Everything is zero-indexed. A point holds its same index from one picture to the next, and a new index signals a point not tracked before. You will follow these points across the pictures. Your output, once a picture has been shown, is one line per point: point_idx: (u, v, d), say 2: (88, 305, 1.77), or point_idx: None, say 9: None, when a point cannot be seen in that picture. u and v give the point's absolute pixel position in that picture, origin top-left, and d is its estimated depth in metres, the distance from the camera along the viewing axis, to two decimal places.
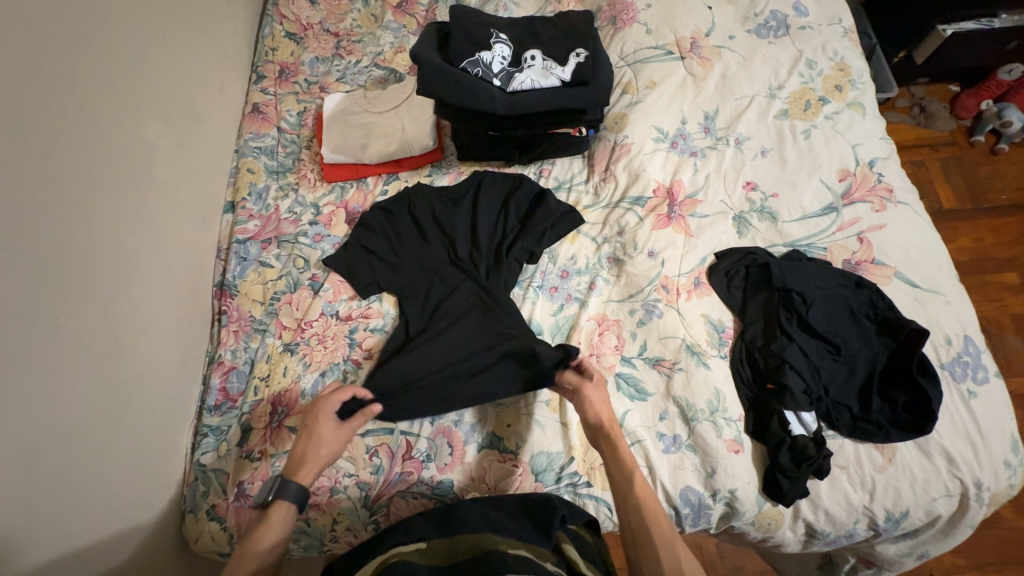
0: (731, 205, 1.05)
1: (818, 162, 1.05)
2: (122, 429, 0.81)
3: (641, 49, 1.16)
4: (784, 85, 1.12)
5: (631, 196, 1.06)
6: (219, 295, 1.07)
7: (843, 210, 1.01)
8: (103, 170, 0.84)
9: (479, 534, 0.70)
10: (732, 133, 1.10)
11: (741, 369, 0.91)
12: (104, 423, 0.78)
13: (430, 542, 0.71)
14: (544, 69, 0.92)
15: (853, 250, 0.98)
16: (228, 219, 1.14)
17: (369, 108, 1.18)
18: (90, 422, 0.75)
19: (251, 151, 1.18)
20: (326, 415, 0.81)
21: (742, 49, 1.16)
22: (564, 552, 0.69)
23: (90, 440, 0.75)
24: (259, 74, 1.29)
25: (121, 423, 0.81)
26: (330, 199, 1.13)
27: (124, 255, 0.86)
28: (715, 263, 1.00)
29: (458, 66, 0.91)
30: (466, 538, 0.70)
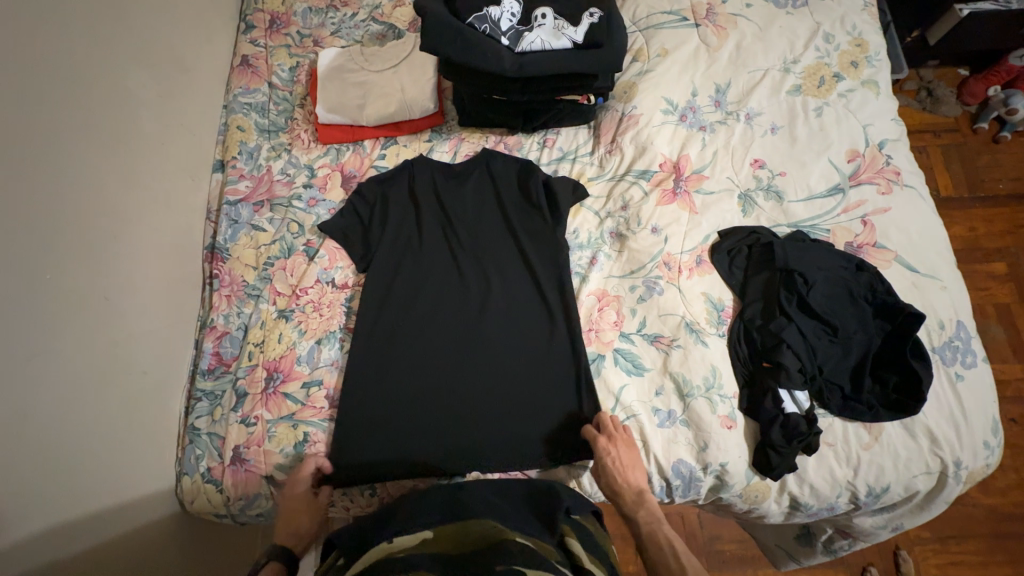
0: (737, 183, 1.03)
1: (828, 141, 1.03)
2: (115, 395, 0.80)
3: (654, 14, 1.11)
4: (800, 59, 1.08)
5: (637, 169, 1.04)
6: (210, 259, 1.03)
7: (849, 191, 1.00)
8: (86, 123, 0.80)
9: (488, 522, 0.69)
10: (743, 108, 1.07)
11: (738, 347, 0.91)
12: (96, 389, 0.77)
13: (436, 531, 0.69)
14: (555, 29, 0.86)
15: (855, 233, 0.97)
16: (217, 179, 1.08)
17: (367, 66, 1.12)
18: (80, 386, 0.74)
19: (240, 107, 1.11)
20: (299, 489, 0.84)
21: (759, 18, 1.10)
22: (568, 548, 0.69)
23: (80, 404, 0.74)
24: (248, 23, 1.20)
25: (113, 388, 0.80)
26: (325, 161, 1.08)
27: (108, 214, 0.82)
28: (717, 242, 0.99)
29: (465, 22, 0.85)
30: (472, 526, 0.69)
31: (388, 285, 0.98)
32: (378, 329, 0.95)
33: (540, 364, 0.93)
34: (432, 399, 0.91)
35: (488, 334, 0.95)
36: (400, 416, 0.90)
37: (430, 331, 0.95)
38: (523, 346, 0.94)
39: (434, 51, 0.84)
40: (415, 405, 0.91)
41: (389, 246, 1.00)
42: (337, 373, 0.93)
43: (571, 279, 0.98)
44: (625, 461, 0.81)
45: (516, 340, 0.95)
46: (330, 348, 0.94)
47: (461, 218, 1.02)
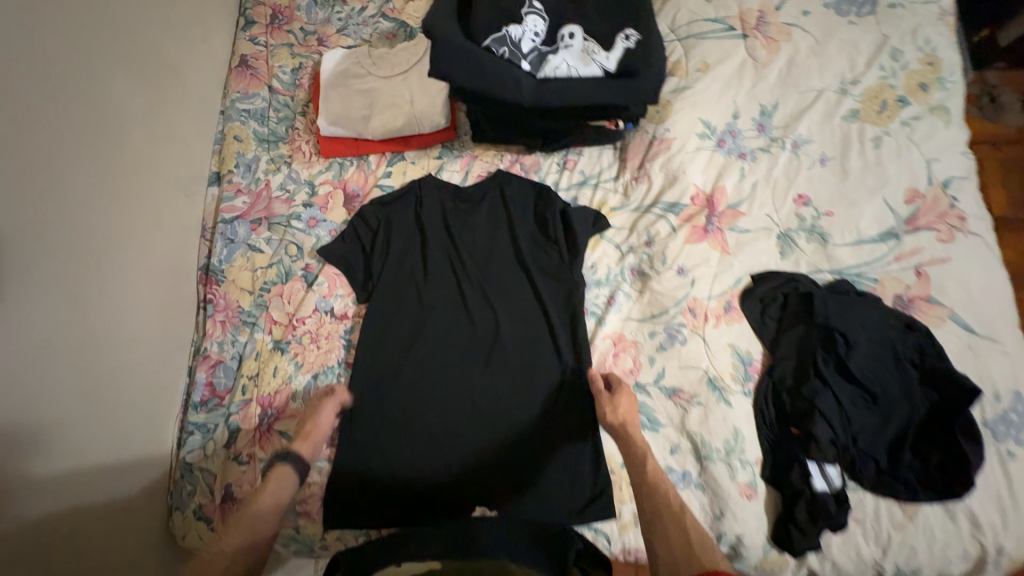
0: (777, 221, 0.93)
1: (885, 177, 0.91)
2: (104, 432, 0.76)
3: (696, 21, 0.98)
4: (860, 79, 0.95)
5: (665, 201, 0.94)
6: (204, 281, 0.96)
7: (904, 237, 0.89)
8: (65, 145, 0.73)
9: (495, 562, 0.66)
10: (790, 135, 0.95)
11: (765, 409, 0.83)
12: (84, 428, 0.73)
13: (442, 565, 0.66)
14: (584, 52, 0.76)
15: (907, 284, 0.87)
16: (214, 193, 1.01)
17: (374, 71, 1.03)
18: (65, 427, 0.70)
19: (238, 114, 1.03)
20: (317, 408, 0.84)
21: (816, 29, 0.97)
22: None
23: (66, 446, 0.70)
24: (248, 19, 1.11)
25: (102, 425, 0.76)
26: (327, 177, 1.01)
27: (93, 239, 0.76)
28: (750, 286, 0.90)
29: (482, 45, 0.74)
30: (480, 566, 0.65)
31: (389, 317, 0.92)
32: (377, 366, 0.90)
33: (549, 416, 0.87)
34: (434, 447, 0.86)
35: (494, 380, 0.89)
36: (396, 463, 0.85)
37: (433, 373, 0.89)
38: (531, 396, 0.88)
39: (444, 76, 0.73)
40: (413, 454, 0.86)
41: (390, 276, 0.93)
42: None
43: (581, 326, 0.90)
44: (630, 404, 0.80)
45: (525, 389, 0.88)
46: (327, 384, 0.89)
47: (467, 248, 0.95)
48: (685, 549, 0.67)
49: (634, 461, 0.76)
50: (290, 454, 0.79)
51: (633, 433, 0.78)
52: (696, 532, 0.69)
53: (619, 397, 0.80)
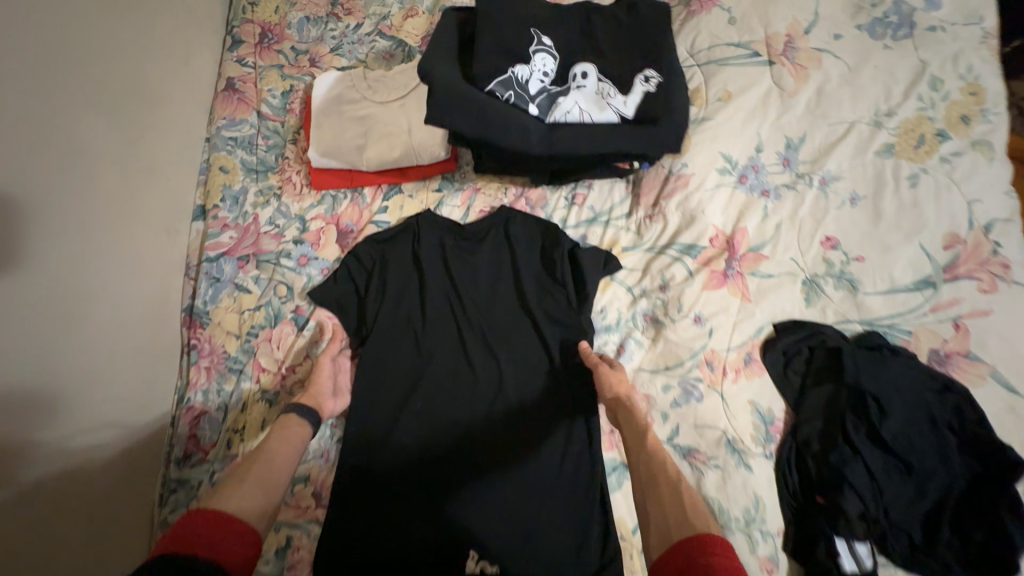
0: (803, 265, 0.86)
1: (922, 219, 0.84)
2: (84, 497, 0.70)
3: (718, 44, 0.91)
4: (896, 111, 0.87)
5: (681, 242, 0.88)
6: (188, 324, 0.90)
7: (942, 285, 0.82)
8: (27, 190, 0.66)
9: None
10: (818, 170, 0.88)
11: (788, 473, 0.77)
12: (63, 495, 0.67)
13: None
14: (597, 95, 0.70)
15: (943, 338, 0.80)
16: (198, 228, 0.94)
17: (370, 95, 0.96)
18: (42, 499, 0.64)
19: (224, 143, 0.97)
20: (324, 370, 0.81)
21: (849, 55, 0.90)
22: None
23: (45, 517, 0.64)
24: (235, 37, 1.04)
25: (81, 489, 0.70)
26: (319, 211, 0.94)
27: (65, 290, 0.71)
28: (773, 336, 0.84)
29: (485, 89, 0.68)
30: None
31: (382, 364, 0.85)
32: (369, 420, 0.82)
33: (557, 476, 0.79)
34: (419, 514, 0.76)
35: (497, 437, 0.81)
36: (362, 532, 0.75)
37: (430, 429, 0.82)
38: (535, 453, 0.80)
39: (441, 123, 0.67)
40: (406, 532, 0.75)
41: (382, 320, 0.86)
42: (326, 466, 0.82)
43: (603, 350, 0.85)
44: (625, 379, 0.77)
45: (530, 447, 0.80)
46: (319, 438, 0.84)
47: (467, 290, 0.88)
48: (678, 510, 0.58)
49: (631, 427, 0.71)
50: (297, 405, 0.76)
51: (631, 404, 0.74)
52: (688, 492, 0.61)
53: (606, 368, 0.77)
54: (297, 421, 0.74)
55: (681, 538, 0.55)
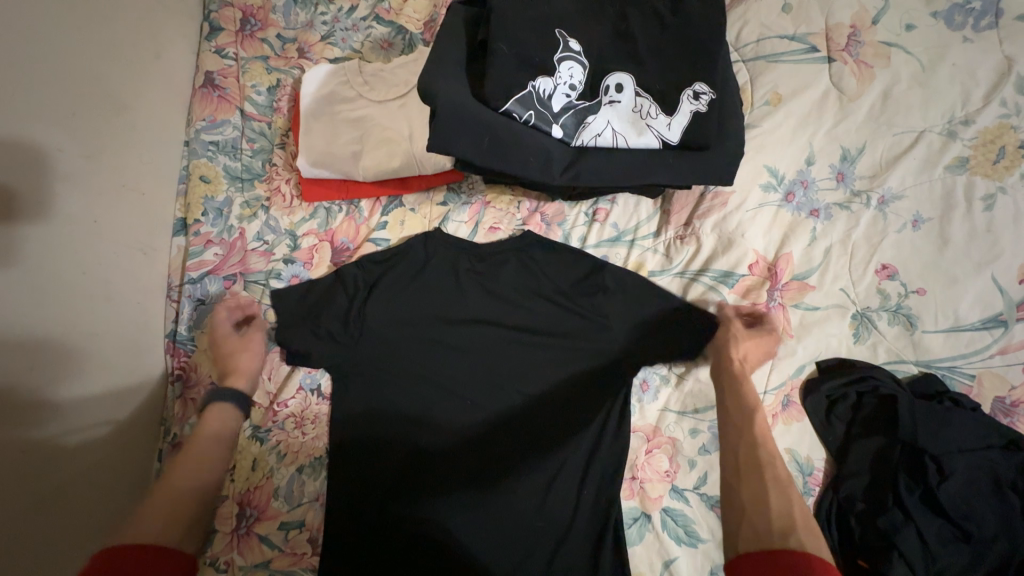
0: (855, 297, 0.76)
1: (997, 248, 0.73)
2: (62, 552, 0.64)
3: (768, 37, 0.79)
4: (974, 119, 0.75)
5: (716, 268, 0.78)
6: (172, 350, 0.82)
7: (1014, 325, 0.72)
8: None
9: None
10: (877, 188, 0.77)
11: (828, 533, 0.70)
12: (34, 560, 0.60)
13: None
14: (633, 113, 0.61)
15: (1011, 385, 0.71)
16: (179, 244, 0.85)
17: (366, 93, 0.84)
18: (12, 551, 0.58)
19: (204, 148, 0.87)
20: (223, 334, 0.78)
21: (922, 50, 0.77)
22: None
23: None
24: (214, 23, 0.91)
25: (52, 550, 0.62)
26: (311, 226, 0.86)
27: (10, 347, 0.60)
28: (816, 376, 0.75)
29: (500, 109, 0.58)
30: None
31: (371, 405, 0.75)
32: (353, 472, 0.72)
33: (571, 535, 0.70)
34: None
35: (502, 491, 0.71)
36: None
37: (424, 482, 0.72)
38: (548, 504, 0.71)
39: (455, 154, 0.58)
40: None
41: (369, 353, 0.76)
42: (321, 511, 0.75)
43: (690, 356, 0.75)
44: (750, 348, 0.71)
45: (542, 499, 0.71)
46: (314, 479, 0.77)
47: (469, 321, 0.78)
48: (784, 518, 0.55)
49: (740, 404, 0.66)
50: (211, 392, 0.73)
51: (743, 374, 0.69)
52: (797, 506, 0.56)
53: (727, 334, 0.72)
54: (229, 416, 0.73)
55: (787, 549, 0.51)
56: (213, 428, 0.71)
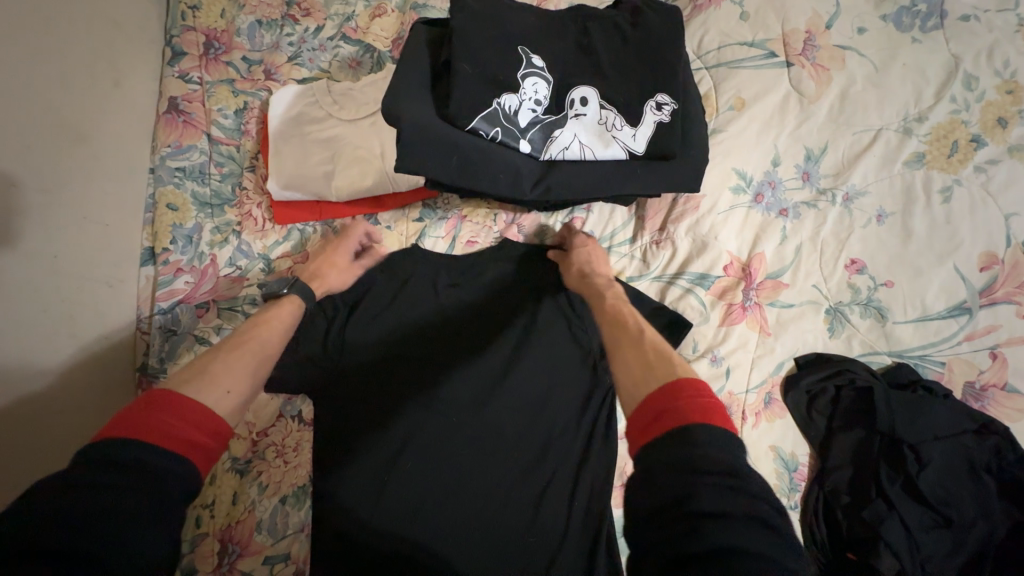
0: (826, 292, 0.78)
1: (957, 239, 0.76)
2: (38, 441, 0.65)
3: (728, 44, 0.82)
4: (927, 115, 0.78)
5: (692, 271, 0.79)
6: (145, 386, 0.79)
7: (978, 312, 0.74)
8: None
9: None
10: (841, 185, 0.79)
11: (815, 526, 0.71)
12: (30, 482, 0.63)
13: None
14: (600, 125, 0.61)
15: (980, 370, 0.74)
16: (148, 274, 0.83)
17: (336, 113, 0.84)
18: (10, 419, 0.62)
19: (170, 175, 0.85)
20: (341, 247, 0.79)
21: (874, 52, 0.80)
22: None
23: None
24: (175, 48, 0.90)
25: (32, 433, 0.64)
26: (286, 249, 0.84)
27: None
28: (795, 372, 0.76)
29: (468, 128, 0.59)
30: None
31: (354, 429, 0.73)
32: (338, 500, 0.70)
33: (564, 549, 0.70)
34: None
35: (492, 509, 0.71)
36: None
37: (412, 502, 0.70)
38: (540, 519, 0.70)
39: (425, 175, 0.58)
40: None
41: (350, 375, 0.75)
42: (307, 542, 0.74)
43: None
44: (595, 254, 0.78)
45: (533, 514, 0.70)
46: (299, 509, 0.75)
47: (452, 335, 0.78)
48: (644, 365, 0.53)
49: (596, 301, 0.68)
50: (295, 283, 0.72)
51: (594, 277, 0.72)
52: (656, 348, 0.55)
53: (592, 249, 0.78)
54: (291, 314, 0.68)
55: (654, 388, 0.49)
56: (273, 313, 0.67)
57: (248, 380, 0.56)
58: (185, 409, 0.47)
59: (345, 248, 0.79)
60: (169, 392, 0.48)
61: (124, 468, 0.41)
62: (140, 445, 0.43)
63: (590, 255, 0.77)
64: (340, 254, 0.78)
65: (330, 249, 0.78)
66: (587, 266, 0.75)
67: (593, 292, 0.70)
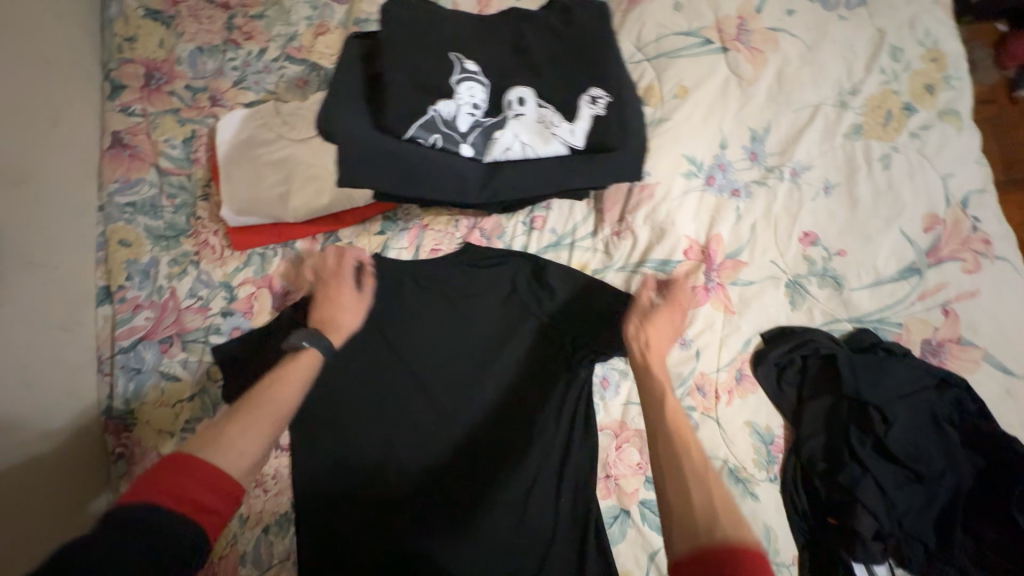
0: (784, 267, 0.80)
1: (900, 203, 0.79)
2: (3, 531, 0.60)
3: (666, 34, 0.84)
4: (860, 88, 0.82)
5: (654, 259, 0.80)
6: (112, 429, 0.76)
7: (927, 271, 0.77)
8: None
9: None
10: (788, 161, 0.82)
11: (797, 497, 0.72)
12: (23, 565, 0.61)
13: None
14: (539, 123, 0.62)
15: (934, 326, 0.76)
16: (105, 314, 0.81)
17: (286, 133, 0.83)
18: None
19: (120, 211, 0.83)
20: (344, 286, 0.74)
21: (804, 32, 0.84)
22: None
23: None
24: (114, 81, 0.88)
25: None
26: (247, 275, 0.83)
27: None
28: (762, 347, 0.78)
29: (404, 136, 0.60)
30: None
31: (332, 450, 0.72)
32: (323, 523, 0.69)
33: (555, 545, 0.70)
34: None
35: (480, 515, 0.70)
36: None
37: (399, 515, 0.70)
38: (529, 518, 0.70)
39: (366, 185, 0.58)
40: None
41: (324, 394, 0.74)
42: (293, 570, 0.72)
43: None
44: (653, 320, 0.68)
45: (521, 515, 0.70)
46: (282, 538, 0.73)
47: (423, 346, 0.77)
48: (706, 505, 0.49)
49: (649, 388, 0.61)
50: (315, 336, 0.65)
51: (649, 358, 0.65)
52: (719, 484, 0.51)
53: (649, 312, 0.69)
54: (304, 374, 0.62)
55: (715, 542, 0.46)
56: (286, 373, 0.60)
57: (266, 438, 0.54)
58: (190, 471, 0.47)
59: (350, 289, 0.74)
60: (184, 455, 0.48)
61: (132, 532, 0.43)
62: (151, 510, 0.44)
63: (643, 321, 0.68)
64: (347, 297, 0.73)
65: (336, 292, 0.73)
66: (645, 336, 0.67)
67: (643, 371, 0.63)
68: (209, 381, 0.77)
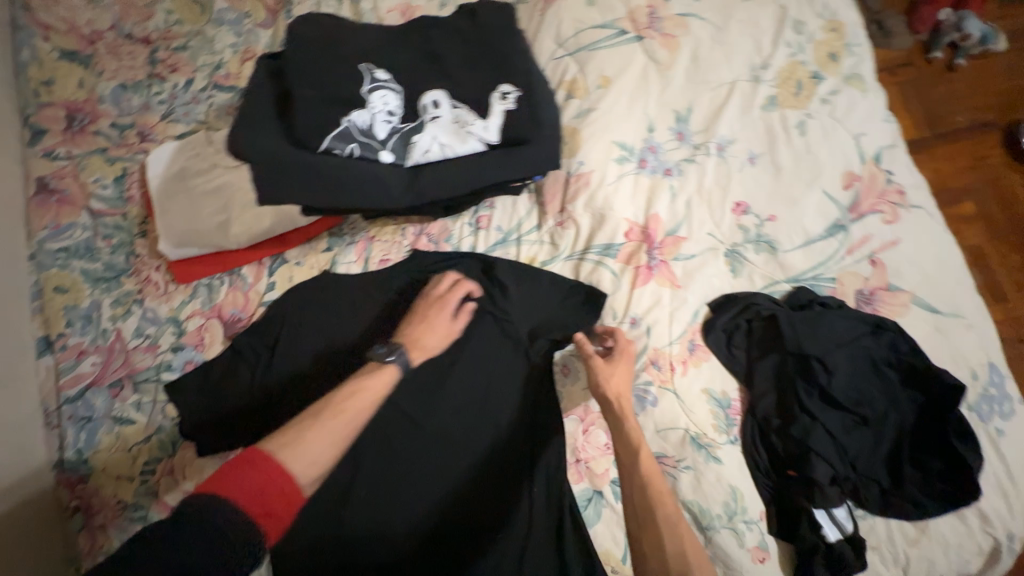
0: (721, 237, 0.84)
1: (819, 165, 0.84)
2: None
3: (584, 28, 0.87)
4: (770, 63, 0.87)
5: (598, 244, 0.82)
6: (65, 482, 0.74)
7: (852, 226, 0.82)
8: None
9: None
10: (712, 137, 0.85)
11: (757, 454, 0.74)
12: None
13: None
14: (456, 123, 0.65)
15: (865, 277, 0.81)
16: (47, 365, 0.78)
17: (219, 160, 0.83)
18: None
19: (54, 259, 0.82)
20: (444, 307, 0.74)
21: (712, 15, 0.89)
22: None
23: None
24: (35, 127, 0.87)
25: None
26: (195, 307, 0.81)
27: None
28: (710, 316, 0.81)
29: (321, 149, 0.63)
30: None
31: None
32: (295, 547, 0.68)
33: (532, 534, 0.71)
34: None
35: (457, 514, 0.71)
36: None
37: (373, 527, 0.70)
38: (504, 510, 0.71)
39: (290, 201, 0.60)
40: None
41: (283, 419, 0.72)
42: None
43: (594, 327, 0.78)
44: (621, 380, 0.69)
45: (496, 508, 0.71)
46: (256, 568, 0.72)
47: None
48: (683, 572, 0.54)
49: (625, 445, 0.64)
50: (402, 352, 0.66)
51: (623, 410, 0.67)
52: (693, 545, 0.56)
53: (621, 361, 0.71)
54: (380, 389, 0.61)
55: None
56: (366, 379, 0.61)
57: (336, 450, 0.53)
58: (260, 473, 0.47)
59: (448, 313, 0.74)
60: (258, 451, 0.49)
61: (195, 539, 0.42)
62: (223, 511, 0.44)
63: (614, 371, 0.70)
64: (440, 320, 0.73)
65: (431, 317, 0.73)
66: (615, 389, 0.68)
67: (615, 421, 0.66)
68: (162, 419, 0.74)
